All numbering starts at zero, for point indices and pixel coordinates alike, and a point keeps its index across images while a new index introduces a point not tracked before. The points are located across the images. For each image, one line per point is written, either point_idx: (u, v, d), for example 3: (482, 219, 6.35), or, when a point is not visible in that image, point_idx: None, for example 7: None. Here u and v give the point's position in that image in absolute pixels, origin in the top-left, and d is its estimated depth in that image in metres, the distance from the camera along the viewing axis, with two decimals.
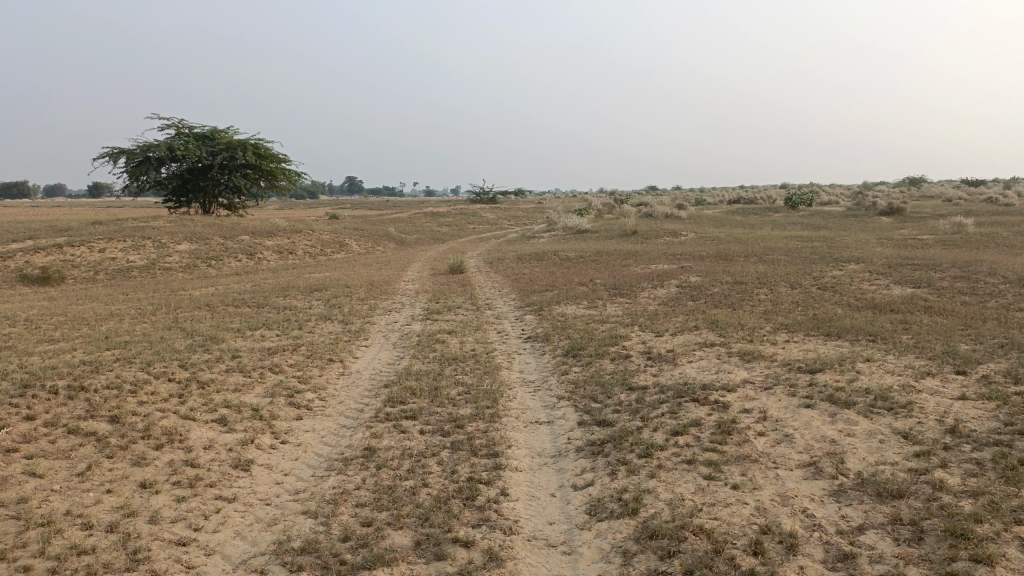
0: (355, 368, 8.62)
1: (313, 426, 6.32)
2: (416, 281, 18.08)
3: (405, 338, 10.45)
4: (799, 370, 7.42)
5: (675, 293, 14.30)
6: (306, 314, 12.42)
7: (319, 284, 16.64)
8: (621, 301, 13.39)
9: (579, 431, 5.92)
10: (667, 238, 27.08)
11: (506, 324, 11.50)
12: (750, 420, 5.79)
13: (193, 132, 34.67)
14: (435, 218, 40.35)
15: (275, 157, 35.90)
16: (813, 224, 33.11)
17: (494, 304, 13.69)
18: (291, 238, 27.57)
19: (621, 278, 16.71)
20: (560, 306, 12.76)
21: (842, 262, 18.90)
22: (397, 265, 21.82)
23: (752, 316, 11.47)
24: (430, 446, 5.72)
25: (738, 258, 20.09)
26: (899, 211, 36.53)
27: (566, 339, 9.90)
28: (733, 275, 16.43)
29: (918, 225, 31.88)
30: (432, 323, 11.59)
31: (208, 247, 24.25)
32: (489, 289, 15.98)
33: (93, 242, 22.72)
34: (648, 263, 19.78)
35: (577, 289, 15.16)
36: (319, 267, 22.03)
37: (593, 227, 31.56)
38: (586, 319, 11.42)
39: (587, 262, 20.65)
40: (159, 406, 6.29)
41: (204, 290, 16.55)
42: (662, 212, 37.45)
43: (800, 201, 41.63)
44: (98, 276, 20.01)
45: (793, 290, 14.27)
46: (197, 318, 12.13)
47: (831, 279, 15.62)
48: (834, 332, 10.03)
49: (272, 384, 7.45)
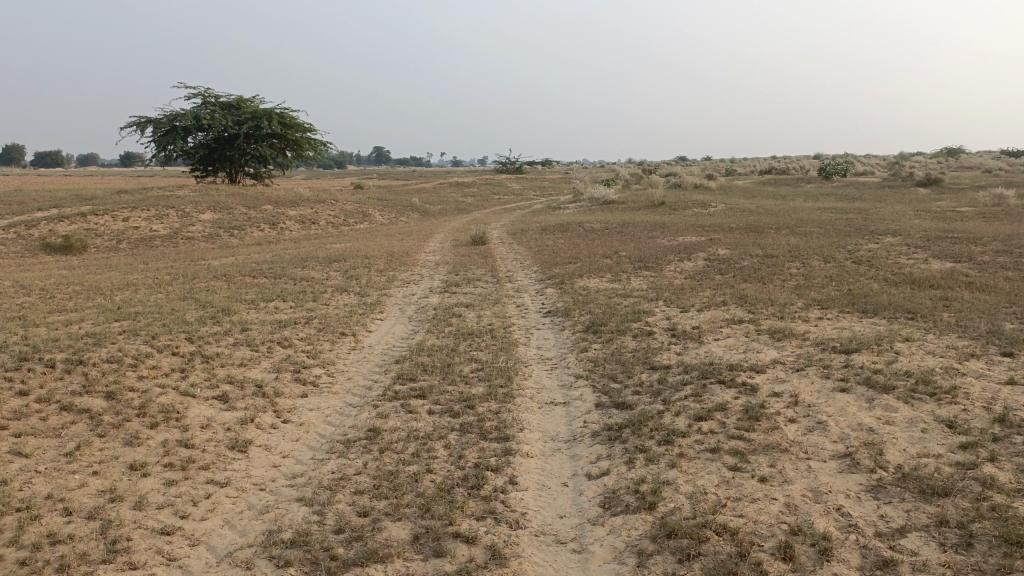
0: (367, 342, 8.34)
1: (317, 404, 6.04)
2: (437, 252, 17.77)
3: (422, 311, 10.15)
4: (832, 351, 6.99)
5: (702, 266, 13.81)
6: (323, 286, 12.17)
7: (339, 255, 16.39)
8: (646, 274, 12.95)
9: (596, 414, 5.57)
10: (695, 209, 26.42)
11: (527, 297, 11.14)
12: (779, 405, 5.39)
13: (220, 101, 34.47)
14: (460, 188, 39.95)
15: (301, 127, 35.62)
16: (847, 196, 32.20)
17: (515, 276, 13.33)
18: (314, 208, 27.36)
19: (647, 251, 16.23)
20: (582, 279, 12.37)
21: (877, 235, 18.23)
22: (419, 236, 21.52)
23: (783, 291, 10.99)
24: (437, 428, 5.41)
25: (769, 230, 19.47)
26: (937, 183, 35.38)
27: (588, 314, 9.53)
28: (764, 248, 15.87)
29: (957, 196, 30.82)
30: (450, 296, 11.27)
31: (231, 217, 24.11)
32: (511, 261, 15.62)
33: (117, 211, 22.67)
34: (676, 235, 19.26)
35: (601, 261, 14.74)
36: (341, 237, 21.80)
37: (620, 198, 30.95)
38: (609, 293, 11.02)
39: (613, 234, 20.16)
40: (159, 382, 6.05)
41: (223, 260, 16.39)
42: (691, 183, 36.66)
43: (834, 172, 40.53)
44: (121, 245, 19.97)
45: (827, 264, 13.73)
46: (212, 289, 11.92)
47: (866, 254, 15.00)
48: (870, 309, 9.53)
49: (279, 359, 7.18)
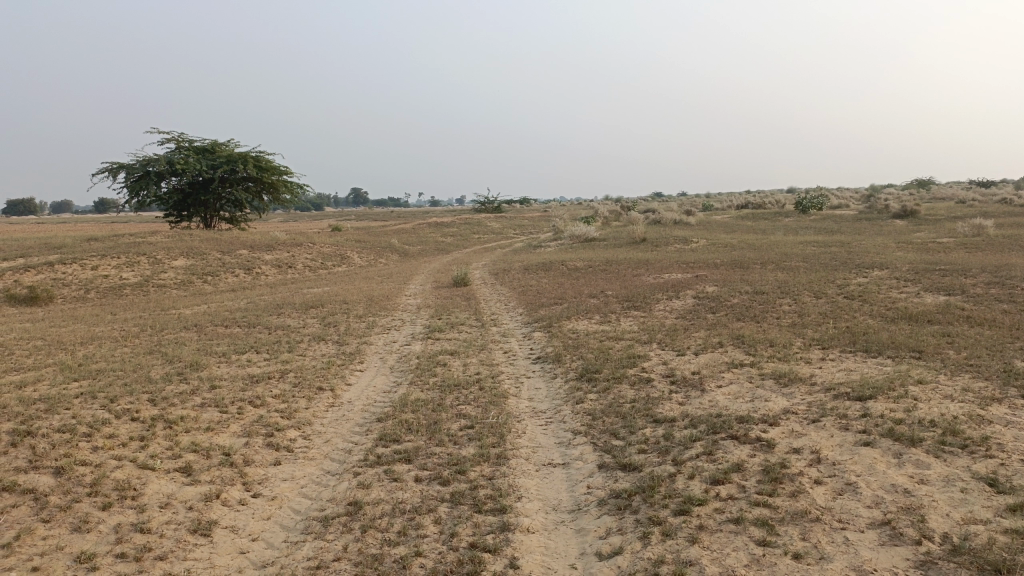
0: (346, 397, 7.77)
1: (292, 472, 5.47)
2: (417, 294, 17.28)
3: (404, 361, 9.60)
4: (846, 398, 6.54)
5: (692, 305, 13.40)
6: (299, 335, 11.59)
7: (316, 300, 15.85)
8: (635, 314, 12.53)
9: (600, 478, 5.06)
10: (677, 245, 26.23)
11: (514, 342, 10.64)
12: (801, 465, 4.92)
13: (194, 145, 33.99)
14: (440, 228, 39.62)
15: (277, 169, 35.19)
16: (826, 229, 32.29)
17: (500, 319, 12.86)
18: (291, 252, 26.82)
19: (634, 289, 15.84)
20: (570, 322, 11.90)
21: (864, 268, 18.04)
22: (399, 279, 21.05)
23: (780, 330, 10.59)
24: (426, 499, 4.87)
25: (755, 265, 19.20)
26: (913, 214, 35.60)
27: (580, 360, 9.05)
28: (752, 285, 15.55)
29: (935, 228, 30.96)
30: (433, 343, 10.75)
31: (205, 262, 23.50)
32: (495, 303, 15.17)
33: (86, 259, 21.97)
34: (661, 272, 18.93)
35: (588, 302, 14.31)
36: (319, 281, 21.26)
37: (601, 235, 30.72)
38: (600, 336, 10.55)
39: (597, 272, 19.80)
40: (115, 454, 5.45)
41: (195, 309, 15.75)
42: (670, 218, 36.60)
43: (810, 205, 40.73)
44: (89, 295, 19.27)
45: (819, 300, 13.40)
46: (181, 341, 11.30)
47: (857, 288, 14.71)
48: (873, 349, 9.15)
49: (250, 421, 6.60)
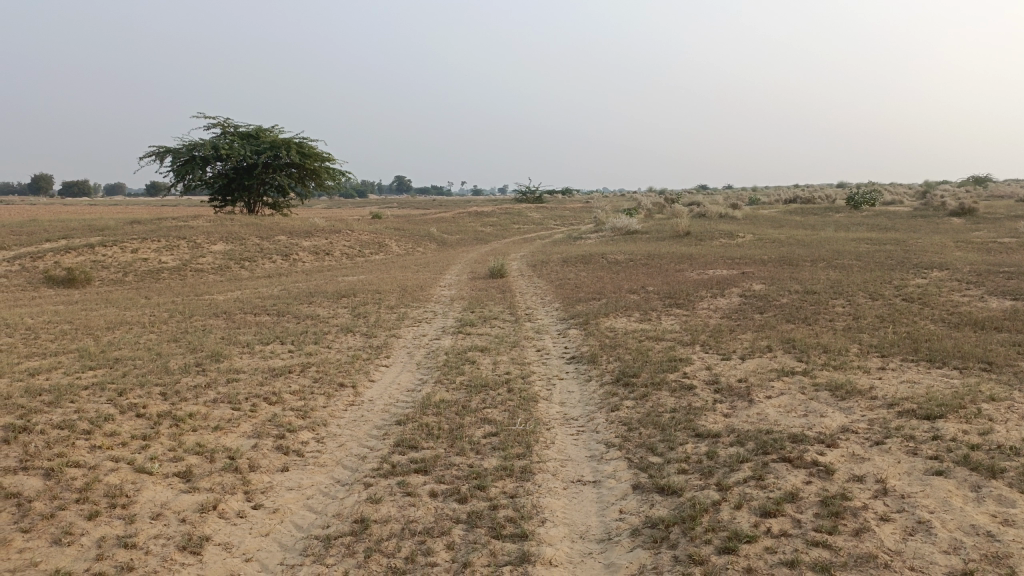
0: (367, 396, 7.34)
1: (299, 481, 5.05)
2: (452, 286, 16.87)
3: (432, 357, 9.15)
4: (912, 417, 5.89)
5: (738, 304, 12.72)
6: (328, 326, 11.24)
7: (349, 289, 15.54)
8: (677, 313, 11.89)
9: (634, 502, 4.54)
10: (722, 239, 25.37)
11: (548, 340, 10.13)
12: (864, 497, 4.32)
13: (238, 130, 34.08)
14: (480, 218, 39.22)
15: (319, 155, 35.12)
16: (879, 226, 31.03)
17: (536, 314, 12.36)
18: (329, 238, 26.65)
19: (676, 285, 15.17)
20: (608, 319, 11.32)
21: (922, 269, 17.07)
22: (436, 268, 20.68)
23: (834, 335, 9.88)
24: (439, 519, 4.40)
25: (805, 263, 18.32)
26: (971, 212, 34.03)
27: (617, 361, 8.49)
28: (802, 284, 14.77)
29: (995, 227, 29.48)
30: (464, 338, 10.30)
31: (243, 248, 23.42)
32: (531, 297, 14.66)
33: (126, 242, 22.03)
34: (705, 268, 18.18)
35: (628, 298, 13.71)
36: (355, 269, 21.02)
37: (644, 228, 29.93)
38: (639, 336, 9.98)
39: (638, 267, 19.13)
40: (113, 455, 5.11)
41: (228, 295, 15.55)
42: (715, 212, 35.60)
43: (862, 201, 39.23)
44: (126, 278, 19.28)
45: (875, 302, 12.62)
46: (208, 329, 11.03)
47: (915, 290, 13.85)
48: (937, 359, 8.42)
49: (262, 419, 6.22)
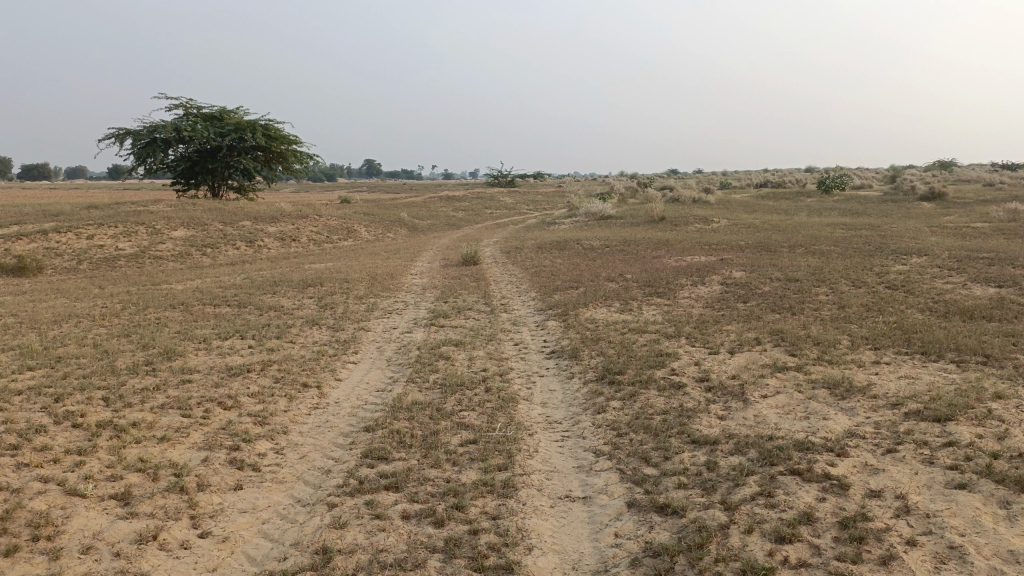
0: (333, 398, 6.78)
1: (255, 501, 4.51)
2: (424, 274, 16.29)
3: (403, 352, 8.60)
4: (920, 420, 5.49)
5: (720, 293, 12.32)
6: (293, 319, 10.62)
7: (316, 278, 14.89)
8: (659, 303, 11.46)
9: (631, 524, 4.07)
10: (698, 225, 25.06)
11: (525, 333, 9.62)
12: (886, 517, 3.90)
13: (201, 112, 32.95)
14: (452, 202, 38.54)
15: (286, 138, 34.13)
16: (852, 211, 31.04)
17: (512, 305, 11.85)
18: (295, 224, 25.84)
19: (655, 273, 14.75)
20: (587, 310, 10.85)
21: (901, 255, 16.85)
22: (407, 255, 20.06)
23: (822, 326, 9.51)
24: (413, 548, 3.89)
25: (783, 249, 18.01)
26: (941, 197, 34.16)
27: (600, 357, 8.02)
28: (783, 271, 14.44)
29: (965, 211, 29.57)
30: (438, 331, 9.76)
31: (205, 234, 22.55)
32: (506, 286, 14.14)
33: (81, 228, 21.06)
34: (683, 254, 17.80)
35: (606, 286, 13.25)
36: (323, 256, 20.33)
37: (618, 213, 29.50)
38: (621, 328, 9.53)
39: (614, 253, 18.71)
40: (42, 475, 4.51)
41: (187, 284, 14.81)
42: (689, 197, 35.33)
43: (834, 184, 39.21)
44: (81, 266, 18.38)
45: (858, 290, 12.31)
46: (163, 322, 10.36)
47: (898, 278, 13.57)
48: (931, 352, 8.08)
49: (216, 428, 5.64)
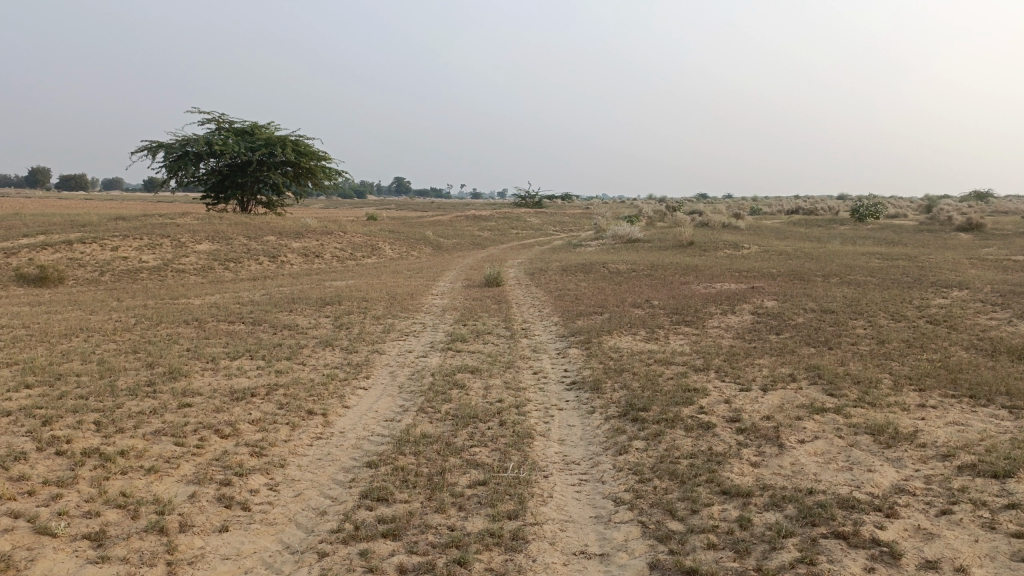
0: (338, 427, 6.39)
1: (241, 546, 4.12)
2: (445, 294, 15.95)
3: (416, 379, 8.21)
4: (976, 475, 4.97)
5: (751, 323, 11.79)
6: (306, 339, 10.31)
7: (334, 296, 14.61)
8: (686, 332, 10.96)
9: None
10: (727, 250, 24.52)
11: (545, 361, 9.18)
12: None
13: (233, 127, 33.14)
14: (478, 222, 38.33)
15: (315, 154, 34.19)
16: (886, 239, 30.28)
17: (533, 330, 11.44)
18: (320, 240, 25.73)
19: (683, 300, 14.25)
20: (612, 338, 10.38)
21: (941, 287, 16.17)
22: (429, 275, 19.76)
23: (860, 363, 8.97)
24: None
25: (816, 279, 17.41)
26: (979, 228, 33.19)
27: (623, 390, 7.55)
28: (817, 301, 13.86)
29: (1005, 243, 28.68)
30: (454, 357, 9.37)
31: (229, 248, 22.48)
32: (528, 309, 13.75)
33: (106, 239, 21.07)
34: (712, 281, 17.29)
35: (632, 313, 12.79)
36: (345, 273, 20.09)
37: (646, 237, 29.03)
38: (646, 358, 9.07)
39: (641, 278, 18.23)
40: (13, 509, 4.17)
41: (205, 299, 14.61)
42: (719, 222, 34.78)
43: (867, 213, 38.41)
44: (103, 277, 18.32)
45: (897, 325, 11.72)
46: (174, 339, 10.08)
47: (939, 312, 12.94)
48: (981, 395, 7.50)
49: (208, 459, 5.28)
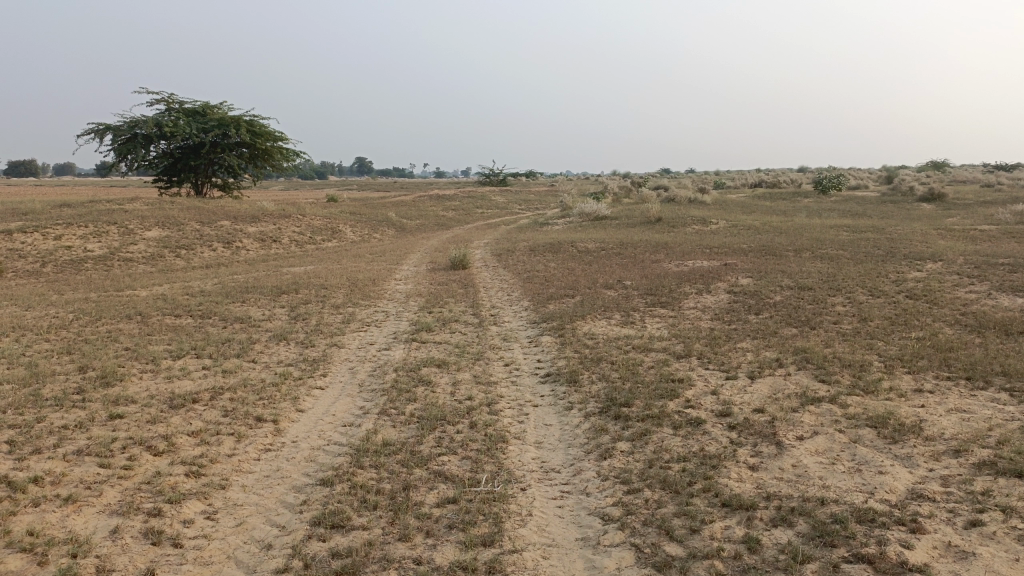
0: (290, 436, 5.75)
1: None
2: (409, 279, 15.26)
3: (378, 376, 7.56)
4: (997, 475, 4.52)
5: (728, 303, 11.33)
6: (260, 332, 9.59)
7: (292, 284, 13.84)
8: (663, 315, 10.45)
9: None
10: (696, 226, 24.13)
11: (517, 351, 8.59)
12: None
13: (184, 107, 31.75)
14: (442, 201, 37.52)
15: (272, 135, 32.96)
16: (852, 212, 30.22)
17: (503, 316, 10.86)
18: (277, 224, 24.77)
19: (656, 280, 13.77)
20: (586, 323, 9.85)
21: (914, 260, 15.92)
22: (393, 258, 19.04)
23: (846, 345, 8.54)
24: None
25: (788, 254, 17.06)
26: (941, 198, 33.33)
27: (602, 383, 7.01)
28: (793, 278, 13.48)
29: (968, 212, 28.82)
30: (420, 348, 8.76)
31: (181, 234, 21.44)
32: (497, 293, 13.16)
33: (49, 228, 19.90)
34: (684, 258, 16.84)
35: (604, 295, 12.25)
36: (304, 258, 19.29)
37: (614, 214, 28.52)
38: (624, 345, 8.54)
39: (611, 257, 17.72)
40: None
41: (152, 290, 13.72)
42: (685, 197, 34.42)
43: (831, 185, 38.41)
44: (44, 268, 17.26)
45: (877, 301, 11.36)
46: (114, 337, 9.28)
47: (916, 286, 12.63)
48: (977, 377, 7.10)
49: (138, 484, 4.62)
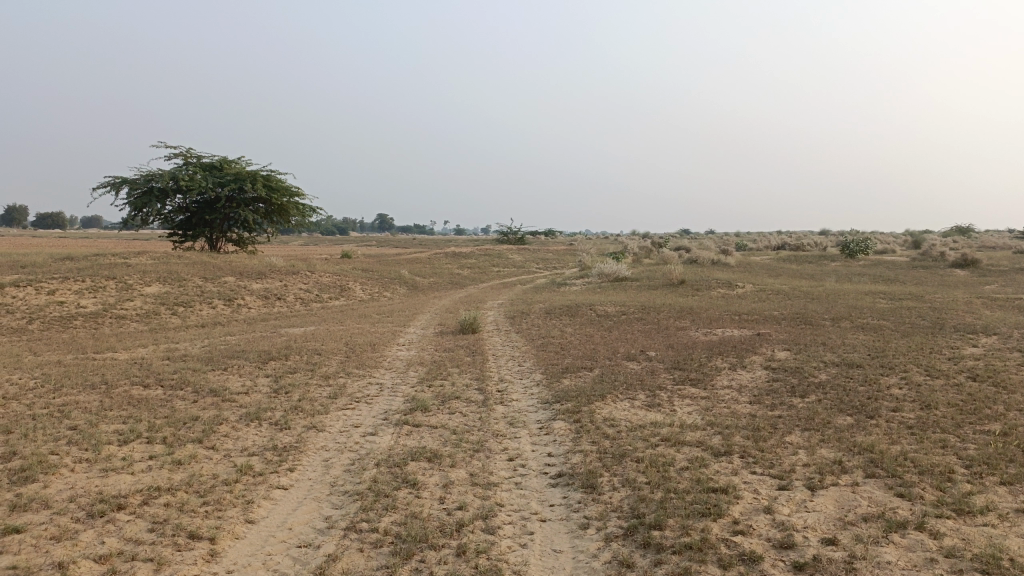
0: (227, 564, 4.48)
1: None
2: (413, 344, 14.05)
3: (355, 472, 6.28)
4: None
5: (767, 382, 9.98)
6: (233, 410, 8.36)
7: (285, 349, 12.67)
8: (694, 397, 9.11)
9: None
10: (720, 289, 22.92)
11: (524, 442, 7.27)
12: None
13: (201, 161, 31.25)
14: (458, 259, 36.60)
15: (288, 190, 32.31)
16: (883, 277, 28.88)
17: (511, 393, 9.57)
18: (283, 281, 23.84)
19: (683, 351, 12.46)
20: (606, 406, 8.53)
21: (966, 333, 14.49)
22: (400, 319, 17.93)
23: (915, 443, 7.14)
24: None
25: (824, 323, 15.70)
26: (974, 263, 31.90)
27: (626, 492, 5.68)
28: (835, 352, 12.09)
29: (1006, 280, 27.36)
30: (411, 435, 7.47)
31: (181, 291, 20.50)
32: (507, 364, 11.90)
33: (44, 282, 19.02)
34: (711, 326, 15.55)
35: (626, 369, 10.95)
36: (307, 318, 18.22)
37: (634, 275, 27.38)
38: (652, 436, 7.19)
39: (633, 323, 16.45)
40: None
41: (133, 353, 12.60)
42: (708, 259, 33.20)
43: (858, 249, 37.09)
44: (31, 325, 16.30)
45: (937, 383, 9.96)
46: (65, 412, 8.10)
47: (977, 365, 11.21)
48: None
49: None
